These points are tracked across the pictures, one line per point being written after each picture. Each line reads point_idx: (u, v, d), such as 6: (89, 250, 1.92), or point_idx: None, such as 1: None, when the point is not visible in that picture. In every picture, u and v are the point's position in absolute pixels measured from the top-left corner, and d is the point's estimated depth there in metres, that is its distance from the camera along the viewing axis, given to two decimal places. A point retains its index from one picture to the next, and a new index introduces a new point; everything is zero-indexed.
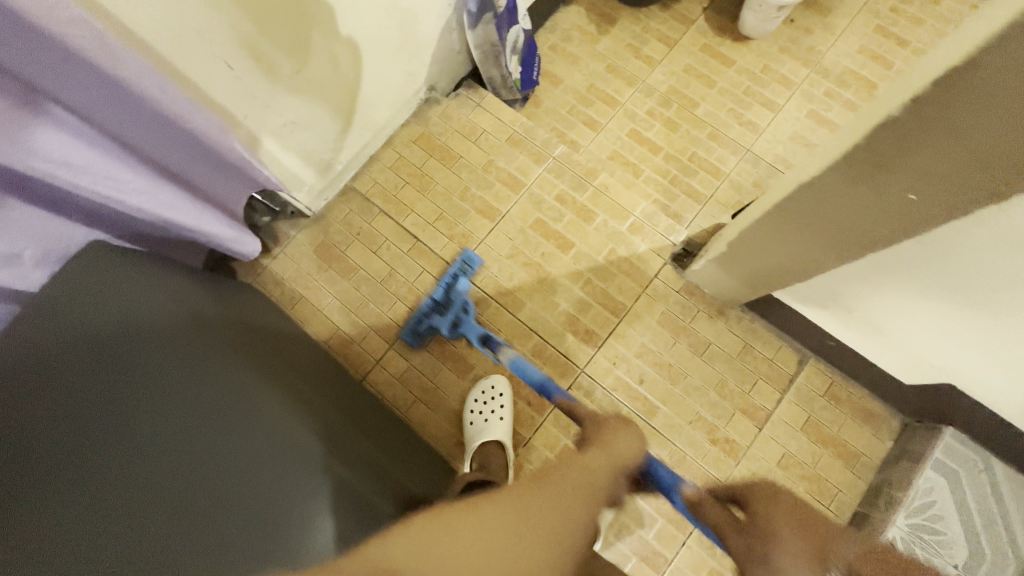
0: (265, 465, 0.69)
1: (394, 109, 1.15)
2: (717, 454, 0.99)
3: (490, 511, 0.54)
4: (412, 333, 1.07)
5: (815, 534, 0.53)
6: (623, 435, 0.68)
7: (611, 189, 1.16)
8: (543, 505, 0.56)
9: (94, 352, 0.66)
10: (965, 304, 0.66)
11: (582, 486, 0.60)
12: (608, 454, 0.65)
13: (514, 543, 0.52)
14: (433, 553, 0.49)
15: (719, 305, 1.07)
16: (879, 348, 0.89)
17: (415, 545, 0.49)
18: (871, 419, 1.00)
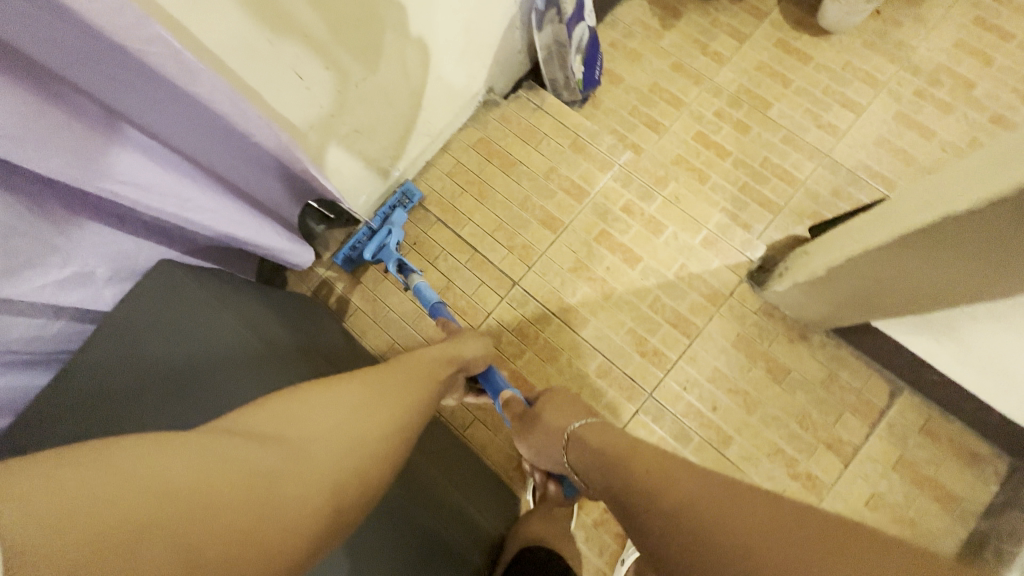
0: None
1: (453, 112, 1.10)
2: (799, 491, 0.92)
3: (351, 381, 0.55)
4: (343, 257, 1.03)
5: (572, 413, 0.74)
6: (472, 340, 0.79)
7: (682, 199, 1.09)
8: (395, 380, 0.59)
9: (161, 378, 0.66)
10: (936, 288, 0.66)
11: (427, 371, 0.65)
12: (457, 351, 0.74)
13: (373, 408, 0.53)
14: (309, 416, 0.48)
15: (801, 328, 0.99)
16: (995, 386, 0.80)
17: (290, 411, 0.47)
18: (974, 460, 0.91)
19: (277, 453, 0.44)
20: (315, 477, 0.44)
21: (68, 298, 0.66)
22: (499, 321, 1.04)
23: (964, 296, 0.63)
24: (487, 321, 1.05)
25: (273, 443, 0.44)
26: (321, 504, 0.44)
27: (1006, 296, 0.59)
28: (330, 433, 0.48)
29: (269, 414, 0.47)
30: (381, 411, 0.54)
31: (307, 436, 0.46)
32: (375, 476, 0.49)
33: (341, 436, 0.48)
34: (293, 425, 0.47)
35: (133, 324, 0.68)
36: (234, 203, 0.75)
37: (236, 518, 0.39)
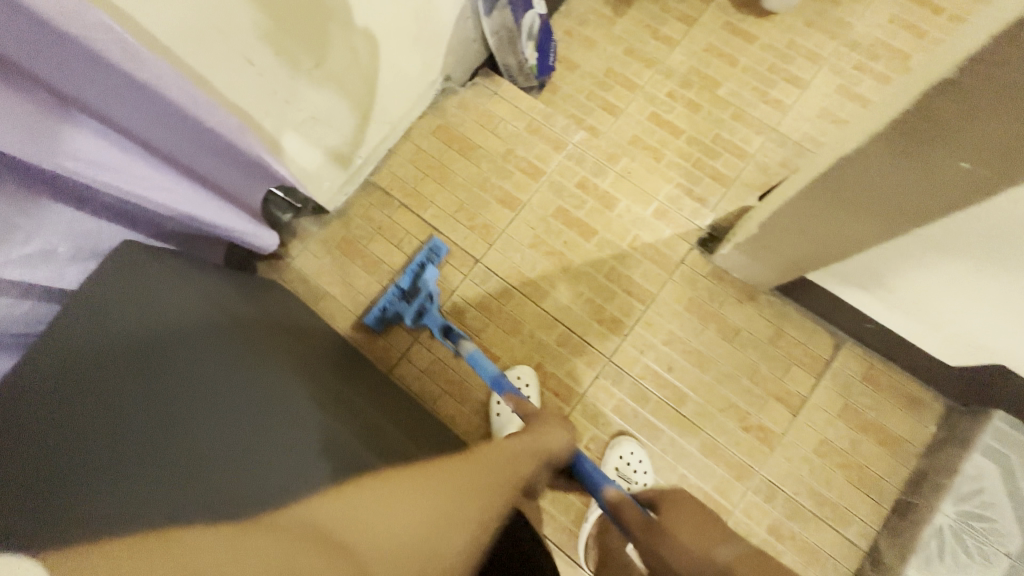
0: (296, 445, 0.65)
1: (411, 101, 1.15)
2: (751, 442, 0.97)
3: (425, 478, 0.51)
4: (375, 318, 1.05)
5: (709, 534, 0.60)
6: (554, 429, 0.68)
7: (634, 174, 1.14)
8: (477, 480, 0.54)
9: (138, 360, 0.66)
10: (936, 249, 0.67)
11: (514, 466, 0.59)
12: (540, 443, 0.65)
13: (445, 511, 0.48)
14: (377, 517, 0.44)
15: (749, 290, 1.04)
16: (921, 328, 0.86)
17: (359, 510, 0.45)
18: (913, 404, 0.96)
19: (340, 555, 0.40)
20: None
21: (31, 275, 0.69)
22: (463, 298, 1.08)
23: (872, 238, 0.69)
24: (452, 298, 1.09)
25: (336, 542, 0.41)
26: None
27: (898, 235, 0.65)
28: (398, 536, 0.44)
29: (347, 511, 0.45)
30: (458, 513, 0.49)
31: (373, 541, 0.42)
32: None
33: (410, 545, 0.44)
34: (360, 525, 0.43)
35: (97, 303, 0.70)
36: (188, 186, 0.79)
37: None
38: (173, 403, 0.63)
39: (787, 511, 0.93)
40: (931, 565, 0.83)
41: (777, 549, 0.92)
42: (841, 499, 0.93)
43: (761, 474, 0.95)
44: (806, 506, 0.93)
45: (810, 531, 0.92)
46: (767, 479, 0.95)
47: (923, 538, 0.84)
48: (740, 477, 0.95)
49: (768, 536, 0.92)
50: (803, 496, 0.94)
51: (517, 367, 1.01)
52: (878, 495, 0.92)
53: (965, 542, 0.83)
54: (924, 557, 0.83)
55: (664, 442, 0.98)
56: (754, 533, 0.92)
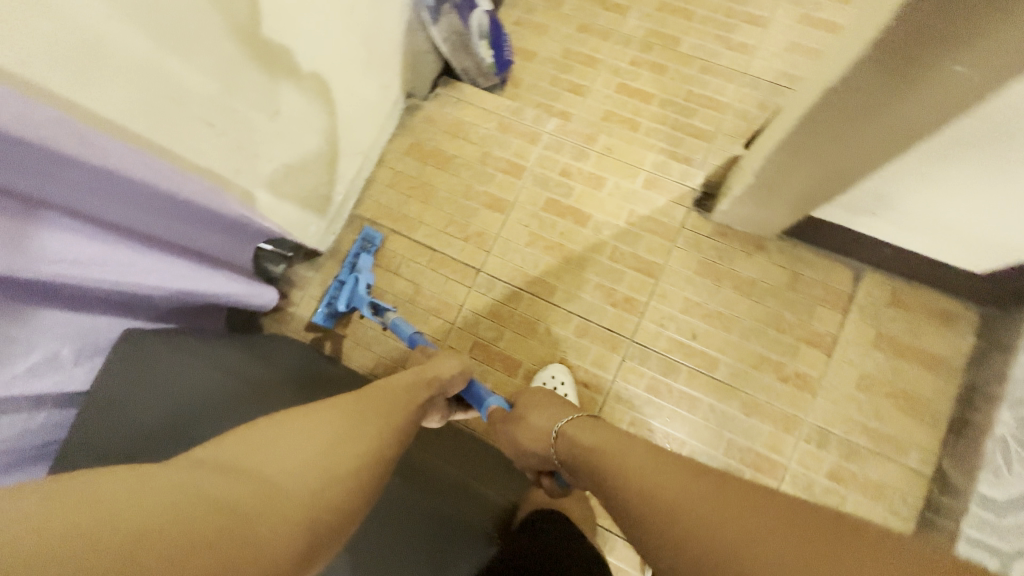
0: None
1: (377, 126, 1.13)
2: (792, 392, 0.95)
3: (314, 407, 0.56)
4: (326, 315, 1.05)
5: (552, 412, 0.78)
6: (448, 362, 0.81)
7: (616, 149, 1.10)
8: (356, 405, 0.60)
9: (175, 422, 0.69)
10: (950, 158, 0.64)
11: (396, 392, 0.68)
12: (430, 373, 0.76)
13: (338, 436, 0.53)
14: (269, 449, 0.47)
15: (757, 240, 1.01)
16: (939, 242, 0.83)
17: (257, 443, 0.48)
18: (947, 318, 0.93)
19: (250, 482, 0.43)
20: (290, 503, 0.44)
21: (42, 385, 0.66)
22: (472, 310, 1.06)
23: (877, 163, 0.66)
24: (461, 313, 1.07)
25: (249, 478, 0.44)
26: (302, 512, 0.45)
27: (893, 157, 0.64)
28: (298, 462, 0.48)
29: (205, 464, 0.43)
30: (348, 435, 0.55)
31: (276, 465, 0.46)
32: (357, 485, 0.51)
33: (305, 460, 0.48)
34: (265, 454, 0.47)
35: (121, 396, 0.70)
36: (178, 261, 0.78)
37: (265, 525, 0.41)
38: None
39: (844, 453, 0.91)
40: (1002, 477, 0.79)
41: (841, 494, 0.90)
42: (895, 430, 0.91)
43: (808, 421, 0.93)
44: (862, 445, 0.91)
45: (869, 468, 0.90)
46: (815, 425, 0.93)
47: (987, 453, 0.81)
48: (789, 429, 0.94)
49: (829, 482, 0.91)
50: (856, 435, 0.92)
51: (551, 367, 0.99)
52: (931, 417, 0.90)
53: None
54: (992, 469, 0.80)
55: (703, 410, 0.96)
56: (815, 481, 0.91)
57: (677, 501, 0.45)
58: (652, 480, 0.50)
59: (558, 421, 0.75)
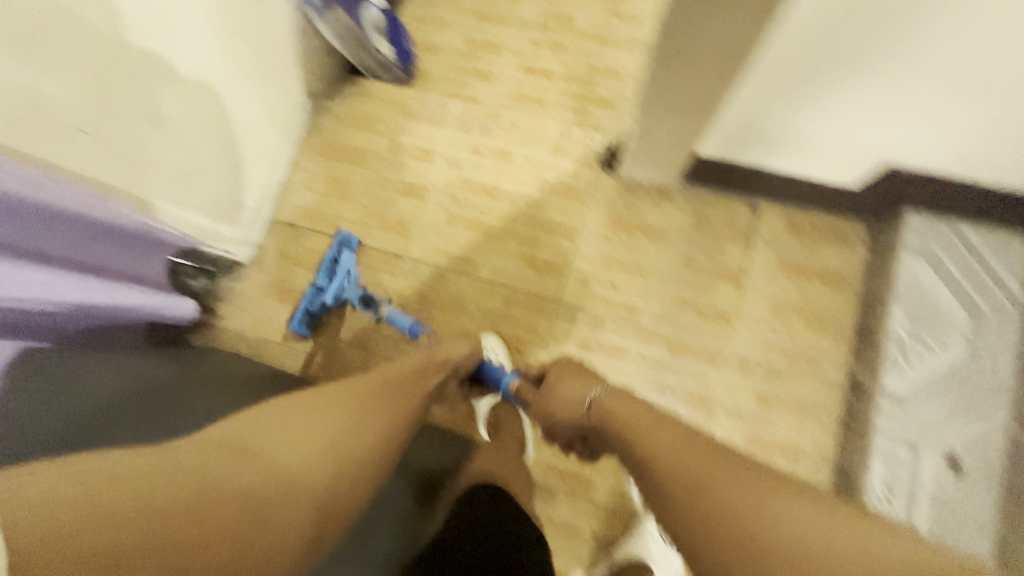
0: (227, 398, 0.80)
1: (283, 129, 1.13)
2: (712, 326, 0.99)
3: (325, 395, 0.60)
4: (302, 320, 1.05)
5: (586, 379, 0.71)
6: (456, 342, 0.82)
7: (520, 123, 1.14)
8: (368, 393, 0.64)
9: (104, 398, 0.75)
10: (795, 71, 0.69)
11: (405, 374, 0.71)
12: (439, 355, 0.78)
13: (347, 426, 0.58)
14: (279, 437, 0.53)
15: (662, 189, 1.06)
16: (815, 163, 0.88)
17: (267, 429, 0.53)
18: (842, 236, 0.98)
19: (262, 468, 0.49)
20: (298, 489, 0.50)
21: None
22: (400, 296, 1.07)
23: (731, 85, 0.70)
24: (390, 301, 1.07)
25: (261, 463, 0.49)
26: (309, 498, 0.51)
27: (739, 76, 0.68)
28: (304, 449, 0.53)
29: (212, 447, 0.48)
30: (357, 425, 0.59)
31: (285, 451, 0.52)
32: (359, 473, 0.57)
33: (314, 450, 0.54)
34: (276, 441, 0.52)
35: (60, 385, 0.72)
36: (72, 275, 0.75)
37: (272, 510, 0.47)
38: (143, 412, 0.75)
39: (766, 376, 0.95)
40: (902, 371, 0.85)
41: (769, 415, 0.94)
42: (810, 347, 0.95)
43: (731, 352, 0.97)
44: (781, 365, 0.95)
45: (791, 386, 0.95)
46: (738, 354, 0.97)
47: (886, 350, 0.87)
48: (714, 362, 0.97)
49: (757, 405, 0.95)
50: (775, 357, 0.96)
51: (486, 336, 1.00)
52: (840, 329, 0.95)
53: (920, 336, 0.86)
54: (894, 366, 0.86)
55: (633, 357, 0.99)
56: (743, 407, 0.95)
57: (811, 538, 0.46)
58: (679, 461, 0.54)
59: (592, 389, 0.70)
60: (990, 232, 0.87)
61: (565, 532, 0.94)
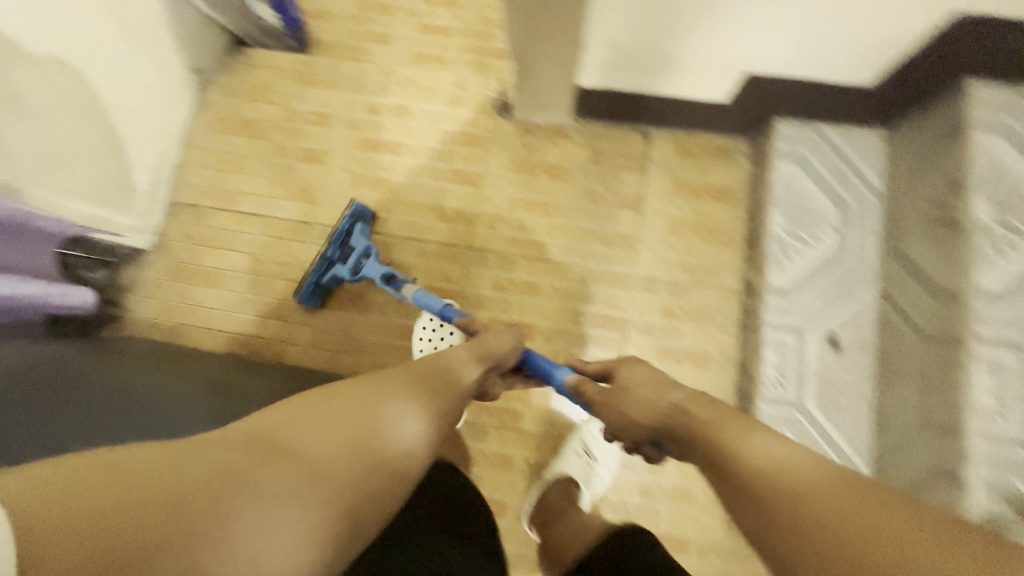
0: (198, 411, 0.75)
1: (167, 107, 1.09)
2: (617, 252, 1.03)
3: (362, 385, 0.52)
4: (310, 292, 0.99)
5: (660, 384, 0.63)
6: (499, 334, 0.74)
7: (414, 78, 1.14)
8: (411, 387, 0.55)
9: (60, 381, 0.72)
10: None
11: (452, 364, 0.63)
12: (483, 346, 0.70)
13: (384, 422, 0.49)
14: (310, 430, 0.45)
15: (558, 127, 1.08)
16: (689, 84, 0.92)
17: (298, 418, 0.45)
18: (726, 152, 1.04)
19: (294, 464, 0.41)
20: (332, 491, 0.42)
21: None
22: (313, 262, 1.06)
23: None
24: (304, 269, 1.06)
25: (293, 457, 0.42)
26: (344, 501, 0.42)
27: None
28: (339, 444, 0.45)
29: (244, 441, 0.41)
30: (397, 421, 0.50)
31: (319, 446, 0.44)
32: (398, 476, 0.48)
33: (350, 446, 0.45)
34: (309, 435, 0.44)
35: None
36: None
37: (305, 516, 0.39)
38: (85, 393, 0.72)
39: (670, 292, 1.01)
40: (784, 268, 0.92)
41: (676, 327, 1.00)
42: (707, 259, 1.01)
43: (636, 274, 1.02)
44: (683, 280, 1.01)
45: (693, 298, 1.00)
46: (643, 275, 1.02)
47: (769, 251, 0.94)
48: (622, 285, 1.02)
49: (665, 319, 1.00)
50: (677, 273, 1.01)
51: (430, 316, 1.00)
52: (731, 239, 1.01)
53: (797, 235, 0.93)
54: (777, 264, 0.93)
55: (546, 291, 1.03)
56: (652, 322, 1.00)
57: (822, 490, 0.41)
58: (799, 477, 0.43)
59: (665, 394, 0.61)
60: (848, 128, 0.94)
61: (499, 464, 0.98)
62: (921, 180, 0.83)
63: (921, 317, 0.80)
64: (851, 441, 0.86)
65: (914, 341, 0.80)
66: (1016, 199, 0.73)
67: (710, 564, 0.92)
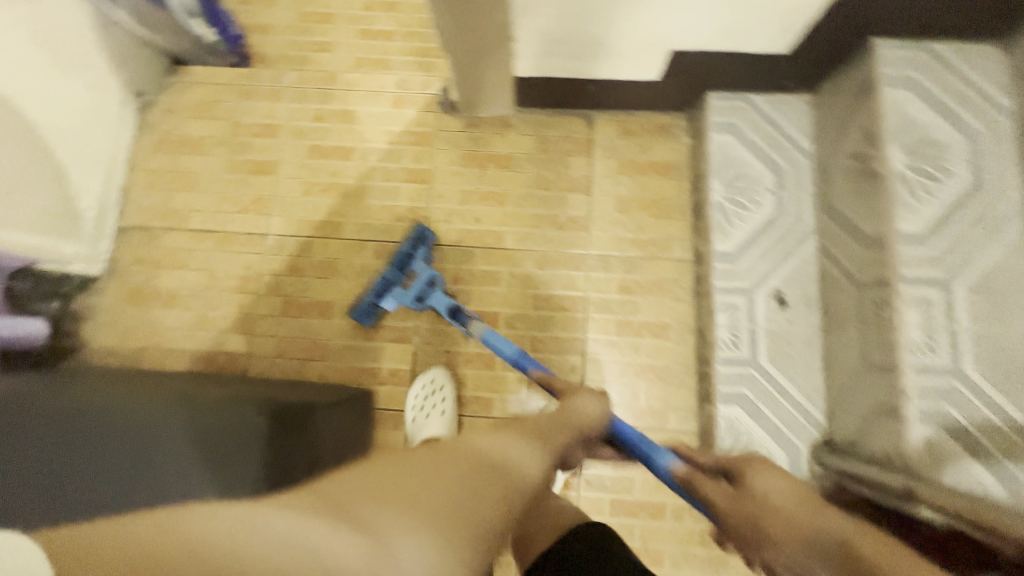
0: (182, 472, 0.64)
1: (108, 131, 1.07)
2: (570, 235, 1.06)
3: (453, 444, 0.45)
4: (366, 313, 1.00)
5: (784, 478, 0.56)
6: (586, 402, 0.68)
7: (358, 83, 1.15)
8: (506, 453, 0.46)
9: (54, 429, 0.68)
10: None
11: (547, 430, 0.56)
12: (569, 414, 0.63)
13: (469, 493, 0.40)
14: (387, 491, 0.37)
15: (503, 118, 1.11)
16: (621, 67, 0.95)
17: (379, 476, 0.39)
18: (666, 129, 1.08)
19: (359, 537, 0.34)
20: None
21: None
22: (272, 273, 1.06)
23: None
24: (263, 280, 1.06)
25: (360, 528, 0.35)
26: None
27: None
28: (417, 516, 0.36)
29: (316, 503, 0.36)
30: (483, 496, 0.40)
31: (395, 513, 0.36)
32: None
33: (428, 518, 0.36)
34: (386, 497, 0.37)
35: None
36: None
37: None
38: (54, 449, 0.67)
39: (625, 268, 1.04)
40: (727, 234, 0.96)
41: (633, 302, 1.03)
42: (657, 233, 1.05)
43: (591, 254, 1.05)
44: (636, 256, 1.04)
45: (647, 272, 1.04)
46: (598, 254, 1.05)
47: (711, 218, 0.98)
48: (578, 266, 1.04)
49: (623, 294, 1.03)
50: (630, 249, 1.05)
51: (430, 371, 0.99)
52: (678, 212, 1.05)
53: (737, 201, 0.97)
54: (721, 231, 0.97)
55: (506, 279, 1.04)
56: (610, 299, 1.03)
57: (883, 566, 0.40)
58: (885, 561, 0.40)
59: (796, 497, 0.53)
60: (775, 96, 0.99)
61: None
62: (844, 136, 0.88)
63: (854, 266, 0.84)
64: (804, 391, 0.91)
65: (851, 290, 0.85)
66: (927, 148, 0.78)
67: (686, 527, 0.95)
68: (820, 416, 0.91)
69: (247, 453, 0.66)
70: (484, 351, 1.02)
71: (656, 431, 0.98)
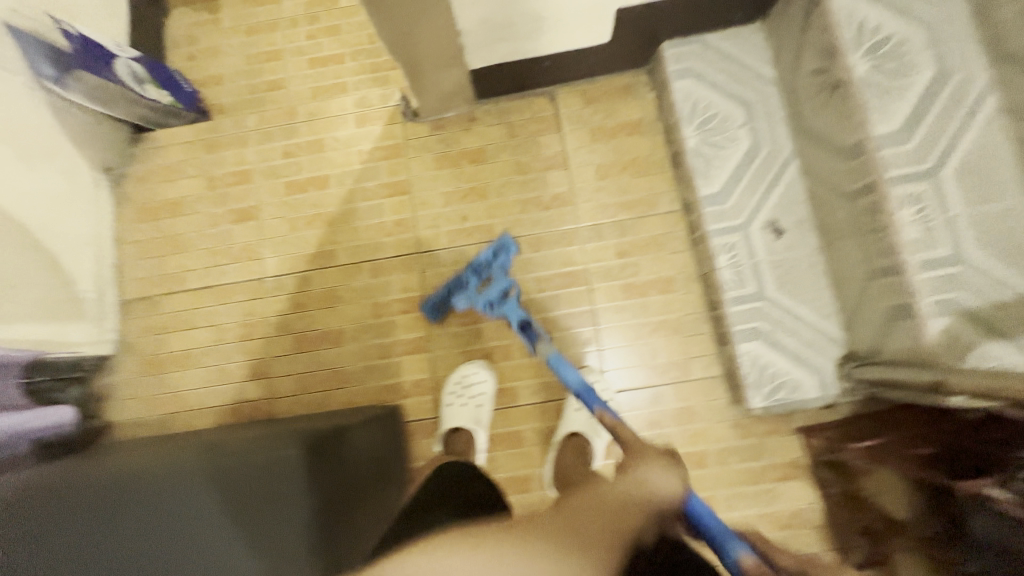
0: (231, 532, 0.67)
1: (88, 212, 1.08)
2: (558, 212, 1.06)
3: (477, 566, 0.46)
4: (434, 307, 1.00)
5: None
6: (656, 468, 0.55)
7: (319, 111, 1.16)
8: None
9: (100, 508, 0.67)
10: None
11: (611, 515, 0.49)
12: (644, 496, 0.52)
13: None
14: None
15: (467, 114, 1.11)
16: (571, 37, 0.95)
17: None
18: (628, 88, 1.08)
19: None
20: None
21: None
22: (277, 314, 1.07)
23: None
24: (270, 323, 1.08)
25: None
26: None
27: None
28: None
29: None
30: None
31: None
32: None
33: None
34: None
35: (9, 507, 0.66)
36: None
37: None
38: (107, 531, 0.66)
39: (619, 233, 1.04)
40: (710, 177, 0.97)
41: (633, 264, 1.03)
42: (641, 191, 1.05)
43: (582, 227, 1.05)
44: (626, 218, 1.05)
45: (640, 231, 1.04)
46: (588, 226, 1.05)
47: (691, 164, 0.98)
48: (573, 241, 1.05)
49: (622, 258, 1.04)
50: (619, 213, 1.05)
51: (473, 364, 1.00)
52: (657, 166, 1.05)
53: (713, 142, 0.98)
54: (703, 175, 0.97)
55: None
56: (611, 265, 1.04)
57: None
58: None
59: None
60: (728, 30, 0.99)
61: (511, 442, 1.01)
62: (802, 54, 0.88)
63: (838, 179, 0.85)
64: (817, 311, 0.92)
65: (841, 203, 0.85)
66: (889, 48, 0.78)
67: (732, 469, 0.96)
68: (838, 332, 0.91)
69: (289, 496, 0.70)
70: (499, 344, 1.03)
71: (682, 383, 0.99)
